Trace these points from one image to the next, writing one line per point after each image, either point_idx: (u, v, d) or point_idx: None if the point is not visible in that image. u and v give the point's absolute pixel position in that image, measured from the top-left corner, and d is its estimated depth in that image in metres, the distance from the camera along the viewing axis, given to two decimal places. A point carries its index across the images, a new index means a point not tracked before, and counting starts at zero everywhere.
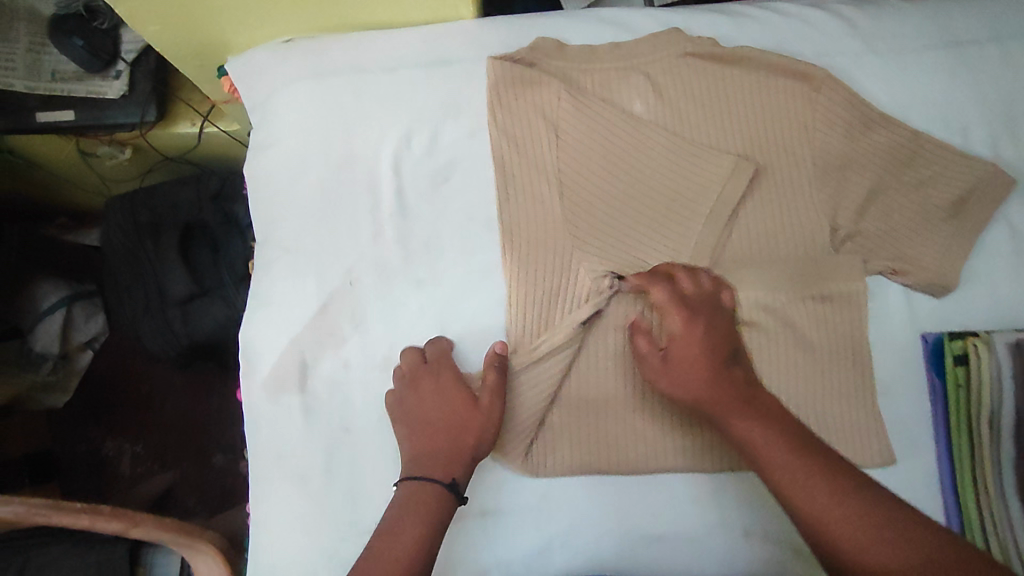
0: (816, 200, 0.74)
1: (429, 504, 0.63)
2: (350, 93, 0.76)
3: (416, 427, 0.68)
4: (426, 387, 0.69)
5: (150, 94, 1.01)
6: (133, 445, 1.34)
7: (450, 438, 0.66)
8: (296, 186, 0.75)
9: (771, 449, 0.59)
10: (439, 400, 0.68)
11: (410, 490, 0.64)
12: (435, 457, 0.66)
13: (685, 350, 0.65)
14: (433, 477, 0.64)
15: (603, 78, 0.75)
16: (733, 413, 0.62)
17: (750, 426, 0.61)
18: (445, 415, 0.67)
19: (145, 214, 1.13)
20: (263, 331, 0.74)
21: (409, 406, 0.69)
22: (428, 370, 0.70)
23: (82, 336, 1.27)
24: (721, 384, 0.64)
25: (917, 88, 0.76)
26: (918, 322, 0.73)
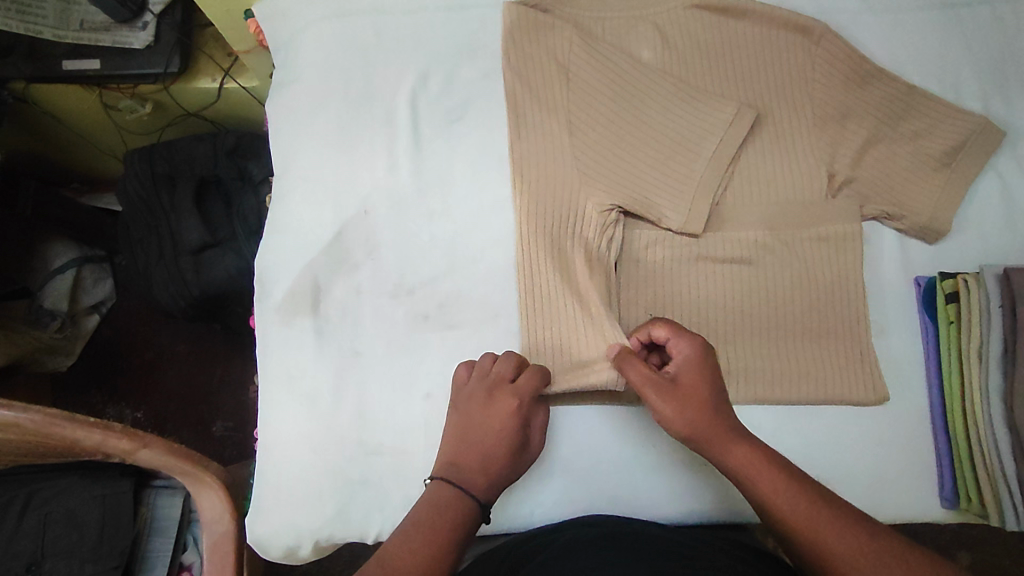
0: (815, 147, 0.76)
1: (464, 520, 0.59)
2: (372, 33, 0.80)
3: (472, 442, 0.64)
4: (500, 407, 0.65)
5: (174, 45, 1.06)
6: (134, 411, 1.31)
7: (497, 470, 0.63)
8: (316, 118, 0.78)
9: (758, 472, 0.57)
10: (505, 430, 0.65)
11: (453, 497, 0.60)
12: (480, 473, 0.63)
13: (695, 384, 0.62)
14: (473, 495, 0.61)
15: (613, 27, 0.80)
16: (728, 442, 0.60)
17: (745, 452, 0.59)
18: (504, 448, 0.64)
19: (163, 166, 1.15)
20: (277, 257, 0.75)
21: (473, 418, 0.65)
22: (511, 390, 0.66)
23: (90, 299, 1.31)
24: (714, 417, 0.61)
25: (910, 45, 0.80)
26: (911, 268, 0.76)
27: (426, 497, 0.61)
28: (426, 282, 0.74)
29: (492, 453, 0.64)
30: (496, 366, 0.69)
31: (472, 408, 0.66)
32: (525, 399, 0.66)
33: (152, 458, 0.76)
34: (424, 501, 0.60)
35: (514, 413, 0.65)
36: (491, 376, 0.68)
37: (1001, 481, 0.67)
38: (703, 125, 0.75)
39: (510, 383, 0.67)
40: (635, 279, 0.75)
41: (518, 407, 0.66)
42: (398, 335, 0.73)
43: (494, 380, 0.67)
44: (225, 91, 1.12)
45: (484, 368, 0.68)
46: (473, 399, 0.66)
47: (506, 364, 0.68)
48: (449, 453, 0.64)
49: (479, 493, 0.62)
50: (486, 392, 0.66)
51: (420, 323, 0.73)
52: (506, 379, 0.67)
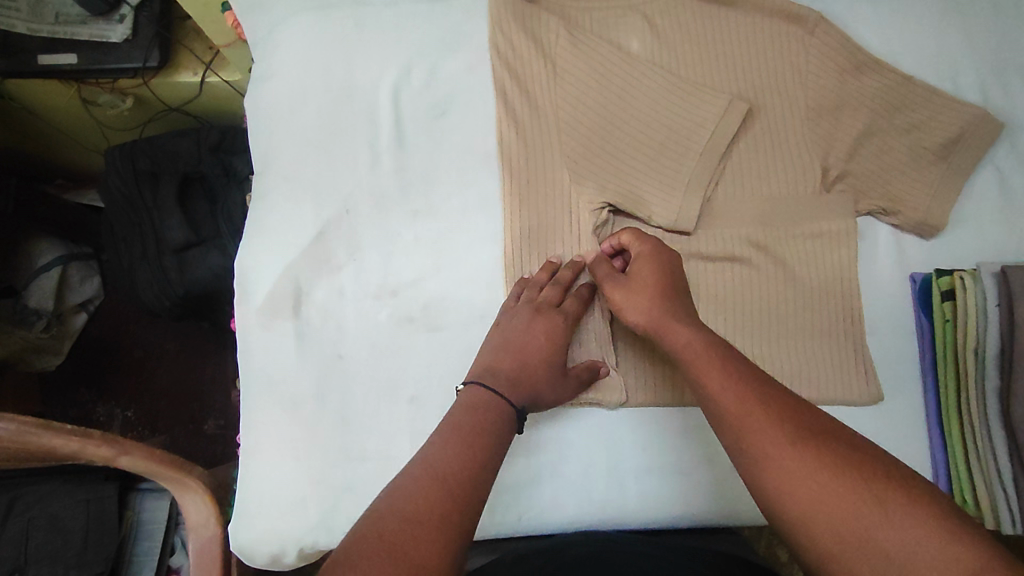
0: (808, 141, 0.74)
1: (499, 428, 0.57)
2: (352, 26, 0.77)
3: (515, 352, 0.64)
4: (544, 323, 0.66)
5: (153, 39, 1.03)
6: (125, 409, 1.30)
7: (534, 380, 0.63)
8: (295, 114, 0.76)
9: (695, 356, 0.57)
10: (547, 348, 0.65)
11: (488, 401, 0.59)
12: (519, 379, 0.63)
13: (645, 272, 0.64)
14: (508, 400, 0.60)
15: (602, 18, 0.77)
16: (673, 324, 0.60)
17: (688, 334, 0.58)
18: (547, 366, 0.65)
19: (145, 162, 1.13)
20: (256, 258, 0.73)
21: (517, 331, 0.66)
22: (558, 313, 0.68)
23: (77, 297, 1.28)
24: (659, 304, 0.62)
25: (908, 35, 0.78)
26: (907, 264, 0.74)
27: (461, 402, 0.59)
28: (409, 282, 0.72)
29: (531, 368, 0.64)
30: (540, 293, 0.69)
31: (517, 321, 0.66)
32: (569, 322, 0.68)
33: (133, 464, 0.74)
34: (460, 404, 0.59)
35: (557, 335, 0.67)
36: (538, 300, 0.68)
37: (997, 483, 0.66)
38: (693, 118, 0.73)
39: (556, 307, 0.68)
40: None
41: (562, 328, 0.67)
42: (381, 335, 0.71)
43: (540, 302, 0.68)
44: (207, 86, 1.09)
45: (533, 292, 0.69)
46: (519, 315, 0.67)
47: (565, 277, 0.70)
48: (487, 360, 0.64)
49: (514, 400, 0.61)
50: (532, 310, 0.67)
51: (404, 324, 0.72)
52: (554, 301, 0.68)
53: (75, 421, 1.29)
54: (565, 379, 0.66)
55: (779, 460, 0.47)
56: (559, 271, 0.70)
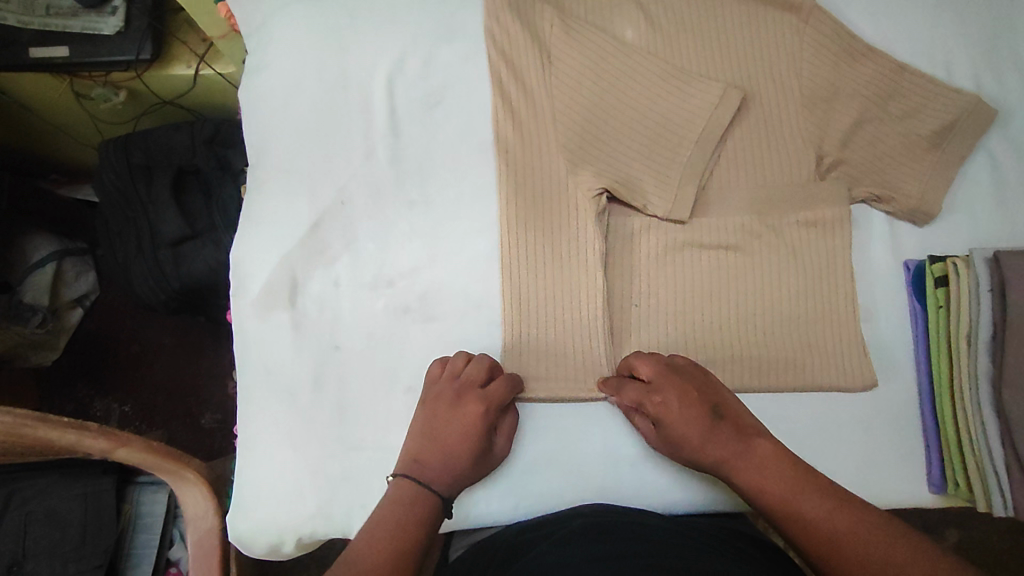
0: (803, 129, 0.75)
1: (426, 517, 0.60)
2: (344, 15, 0.77)
3: (438, 443, 0.64)
4: (467, 412, 0.65)
5: (145, 31, 1.02)
6: (122, 404, 1.30)
7: (460, 469, 0.64)
8: (290, 105, 0.76)
9: (774, 487, 0.58)
10: (471, 439, 0.64)
11: (414, 493, 0.61)
12: (443, 470, 0.63)
13: (679, 428, 0.63)
14: (435, 493, 0.62)
15: (596, 6, 0.77)
16: (736, 465, 0.61)
17: (753, 472, 0.60)
18: (471, 453, 0.64)
19: (139, 156, 1.12)
20: (253, 250, 0.73)
21: (440, 421, 0.65)
22: (480, 397, 0.65)
23: (72, 292, 1.28)
24: (716, 444, 0.62)
25: (903, 21, 0.77)
26: (899, 250, 0.74)
27: (388, 496, 0.61)
28: (406, 274, 0.72)
29: (457, 456, 0.64)
30: (466, 372, 0.67)
31: (439, 410, 0.65)
32: (494, 405, 0.65)
33: (131, 456, 0.73)
34: (387, 499, 0.61)
35: (481, 421, 0.65)
36: (460, 380, 0.66)
37: (989, 466, 0.66)
38: (686, 105, 0.73)
39: (479, 388, 0.66)
40: (620, 271, 0.73)
41: (486, 413, 0.65)
42: (378, 327, 0.71)
43: (463, 384, 0.66)
44: (201, 78, 1.09)
45: (456, 369, 0.67)
46: (441, 399, 0.66)
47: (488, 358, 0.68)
48: (413, 450, 0.65)
49: (441, 490, 0.62)
50: (453, 396, 0.65)
51: (401, 315, 0.72)
52: (476, 383, 0.66)
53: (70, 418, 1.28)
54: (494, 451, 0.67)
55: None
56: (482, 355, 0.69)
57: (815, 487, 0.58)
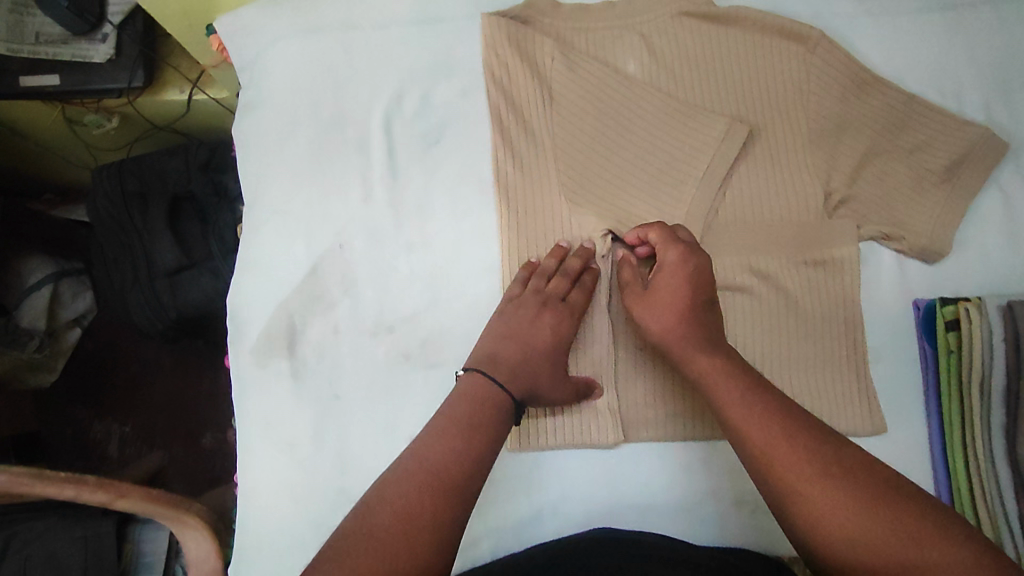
0: (811, 165, 0.73)
1: (497, 423, 0.60)
2: (340, 52, 0.75)
3: (520, 343, 0.65)
4: (552, 319, 0.67)
5: (138, 59, 1.00)
6: (121, 425, 1.29)
7: (540, 373, 0.65)
8: (287, 144, 0.74)
9: (729, 391, 0.58)
10: (552, 346, 0.67)
11: (489, 393, 0.61)
12: (519, 370, 0.64)
13: (667, 289, 0.65)
14: (509, 394, 0.62)
15: (597, 39, 0.75)
16: (696, 351, 0.62)
17: (710, 363, 0.61)
18: (551, 364, 0.66)
19: (133, 184, 1.11)
20: (251, 295, 0.72)
21: (523, 324, 0.66)
22: (564, 309, 0.68)
23: (70, 312, 1.23)
24: (693, 323, 0.64)
25: (912, 51, 0.75)
26: (909, 287, 0.72)
27: (462, 389, 0.61)
28: (406, 318, 0.71)
29: (535, 361, 0.65)
30: (549, 285, 0.68)
31: (523, 314, 0.67)
32: (575, 316, 0.69)
33: (130, 507, 0.72)
34: (459, 393, 0.61)
35: (562, 330, 0.68)
36: (547, 291, 0.68)
37: (1003, 522, 0.64)
38: (688, 142, 0.73)
39: (562, 300, 0.68)
40: (621, 312, 0.72)
41: (568, 322, 0.68)
42: (378, 375, 0.70)
43: (549, 295, 0.68)
44: (194, 102, 1.07)
45: (541, 283, 0.68)
46: (525, 307, 0.67)
47: (574, 266, 0.69)
48: (489, 348, 0.65)
49: (513, 392, 0.63)
50: (540, 303, 0.67)
51: (403, 361, 0.70)
52: (561, 294, 0.68)
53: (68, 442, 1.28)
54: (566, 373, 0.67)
55: (812, 491, 0.51)
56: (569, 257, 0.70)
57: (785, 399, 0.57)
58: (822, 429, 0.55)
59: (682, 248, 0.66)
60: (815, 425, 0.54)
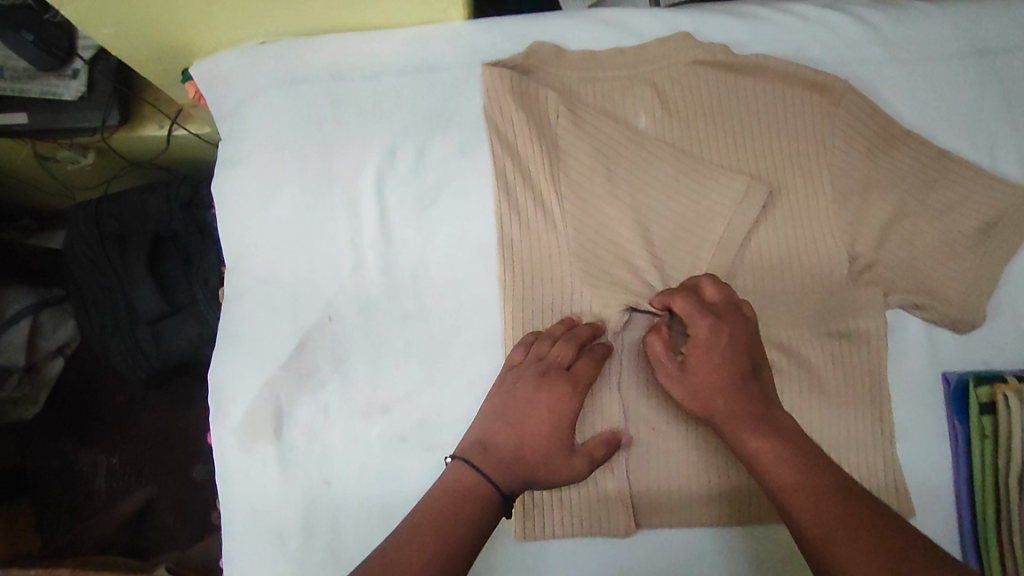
0: (835, 226, 0.68)
1: (478, 518, 0.55)
2: (327, 104, 0.69)
3: (515, 424, 0.60)
4: (552, 393, 0.61)
5: (111, 96, 0.94)
6: (109, 457, 1.24)
7: (535, 456, 0.60)
8: (270, 206, 0.69)
9: (785, 473, 0.53)
10: (552, 424, 0.60)
11: (472, 484, 0.57)
12: (511, 455, 0.59)
13: (705, 365, 0.59)
14: (498, 487, 0.57)
15: (605, 89, 0.70)
16: (744, 429, 0.56)
17: (763, 444, 0.55)
18: (549, 445, 0.60)
19: (112, 225, 1.05)
20: (234, 371, 0.67)
21: (519, 400, 0.61)
22: (567, 379, 0.62)
23: (50, 343, 1.16)
24: (738, 396, 0.58)
25: (943, 101, 0.70)
26: (939, 359, 0.68)
27: (445, 481, 0.57)
28: (401, 397, 0.66)
29: (534, 441, 0.60)
30: (551, 350, 0.63)
31: (520, 389, 0.61)
32: (582, 388, 0.62)
33: None
34: (439, 487, 0.57)
35: (564, 405, 0.61)
36: (547, 360, 0.62)
37: None
38: (704, 204, 0.67)
39: (566, 369, 0.62)
40: (633, 390, 0.66)
41: (572, 395, 0.61)
42: (371, 460, 0.65)
43: (547, 365, 0.62)
44: (175, 138, 1.01)
45: (541, 351, 0.63)
46: (523, 379, 0.62)
47: (581, 334, 0.64)
48: (480, 432, 0.61)
49: (503, 485, 0.58)
50: (538, 374, 0.61)
51: (398, 445, 0.65)
52: (564, 364, 0.62)
53: (51, 480, 1.22)
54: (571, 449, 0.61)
55: None
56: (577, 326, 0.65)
57: (843, 484, 0.51)
58: (882, 520, 0.49)
59: (701, 312, 0.60)
60: (872, 519, 0.48)
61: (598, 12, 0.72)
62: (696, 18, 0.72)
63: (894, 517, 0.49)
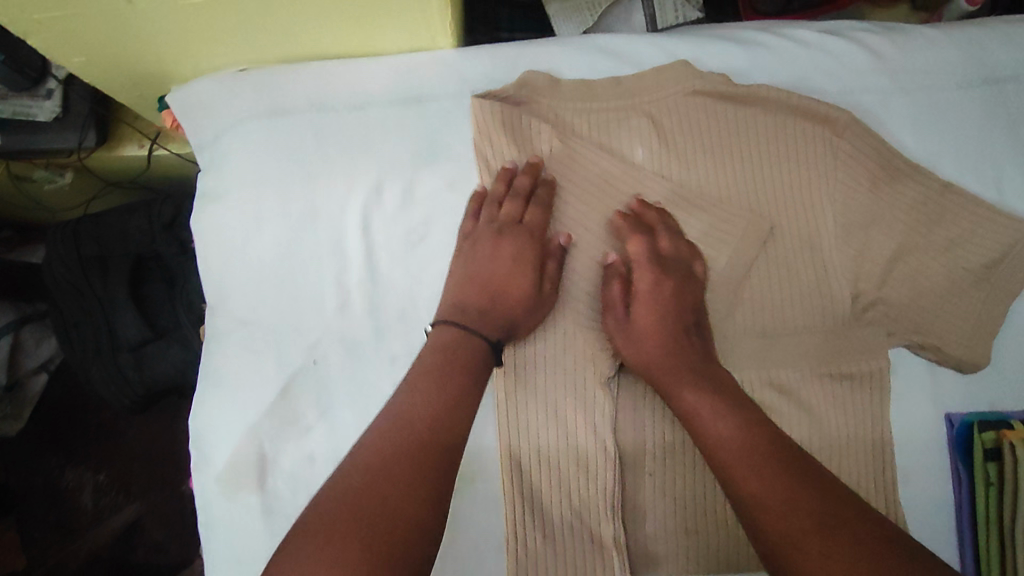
0: (837, 264, 0.66)
1: (468, 363, 0.58)
2: (310, 137, 0.66)
3: (480, 285, 0.63)
4: (510, 245, 0.64)
5: (88, 116, 0.90)
6: (95, 474, 1.19)
7: (512, 304, 0.63)
8: (250, 244, 0.66)
9: (720, 430, 0.56)
10: (517, 267, 0.64)
11: (466, 356, 0.59)
12: (484, 315, 0.62)
13: (646, 320, 0.63)
14: (483, 335, 0.61)
15: (600, 120, 0.67)
16: (683, 384, 0.59)
17: (698, 399, 0.58)
18: (521, 280, 0.63)
19: (91, 247, 1.01)
20: (215, 417, 0.65)
21: (478, 257, 0.64)
22: (522, 231, 0.65)
23: (32, 360, 1.11)
24: (681, 356, 0.61)
25: (946, 132, 0.68)
26: (942, 399, 0.66)
27: (435, 343, 0.59)
28: None
29: (503, 292, 0.63)
30: (502, 211, 0.65)
31: (477, 249, 0.64)
32: (536, 237, 0.65)
33: None
34: (433, 346, 0.59)
35: (524, 250, 0.64)
36: (499, 220, 0.65)
37: None
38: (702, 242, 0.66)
39: (518, 223, 0.65)
40: (629, 433, 0.65)
41: (528, 246, 0.65)
42: None
43: (502, 225, 0.64)
44: (156, 157, 0.97)
45: (494, 212, 0.65)
46: (481, 239, 0.65)
47: (522, 186, 0.65)
48: (453, 295, 0.63)
49: (490, 334, 0.61)
50: (493, 234, 0.64)
51: None
52: (516, 219, 0.65)
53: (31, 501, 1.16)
54: (541, 288, 0.64)
55: (802, 542, 0.48)
56: (516, 177, 0.65)
57: (768, 431, 0.55)
58: (800, 461, 0.53)
59: (657, 269, 0.64)
60: (789, 464, 0.52)
61: (594, 39, 0.70)
62: (693, 45, 0.69)
63: (808, 461, 0.53)
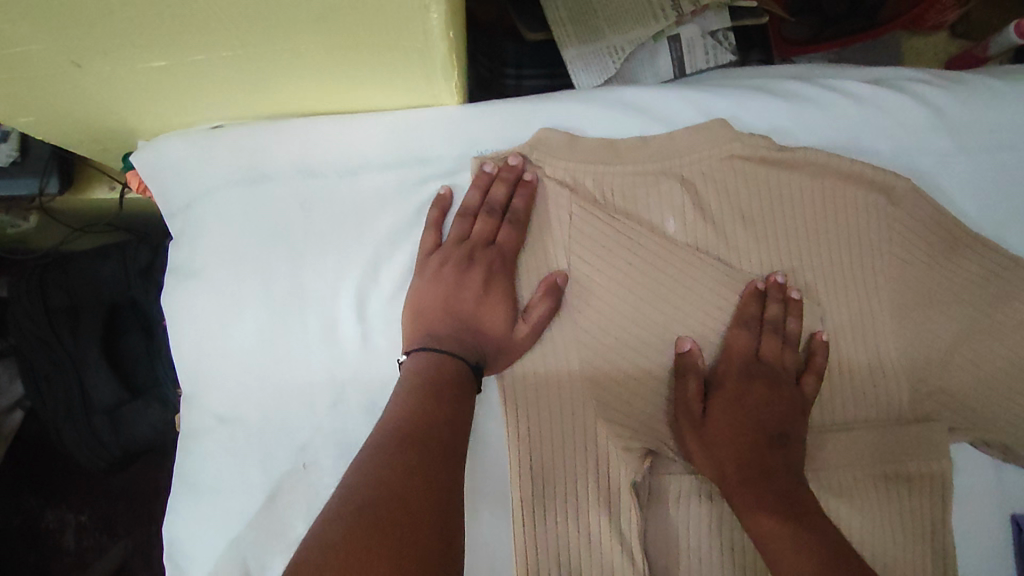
0: (893, 351, 0.59)
1: (453, 384, 0.52)
2: (296, 209, 0.58)
3: (450, 315, 0.56)
4: (480, 269, 0.57)
5: (49, 160, 0.80)
6: (76, 513, 1.04)
7: (482, 333, 0.56)
8: (229, 330, 0.58)
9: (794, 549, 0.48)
10: (490, 293, 0.57)
11: (446, 377, 0.52)
12: (456, 338, 0.55)
13: (722, 426, 0.56)
14: (460, 356, 0.54)
15: (626, 187, 0.59)
16: (754, 505, 0.52)
17: (772, 524, 0.50)
18: (493, 300, 0.57)
19: (59, 297, 0.91)
20: (193, 526, 0.57)
21: (446, 283, 0.57)
22: (492, 255, 0.58)
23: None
24: (767, 466, 0.54)
25: (1014, 197, 0.60)
26: (1006, 498, 0.59)
27: (414, 367, 0.53)
28: None
29: (476, 325, 0.56)
30: (473, 228, 0.58)
31: (444, 275, 0.57)
32: (508, 259, 0.58)
33: None
34: (412, 368, 0.53)
35: (497, 272, 0.58)
36: (471, 239, 0.58)
37: None
38: (751, 330, 0.58)
39: (489, 245, 0.58)
40: (658, 539, 0.58)
41: (501, 268, 0.58)
42: None
43: (472, 244, 0.58)
44: (127, 201, 0.88)
45: (465, 229, 0.58)
46: (445, 262, 0.57)
47: (496, 198, 0.58)
48: (420, 321, 0.56)
49: (466, 354, 0.55)
50: (463, 258, 0.57)
51: None
52: (485, 241, 0.58)
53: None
54: (518, 320, 0.57)
55: None
56: (493, 185, 0.58)
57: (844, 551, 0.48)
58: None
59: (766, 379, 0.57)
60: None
61: (617, 92, 0.61)
62: (731, 98, 0.61)
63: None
